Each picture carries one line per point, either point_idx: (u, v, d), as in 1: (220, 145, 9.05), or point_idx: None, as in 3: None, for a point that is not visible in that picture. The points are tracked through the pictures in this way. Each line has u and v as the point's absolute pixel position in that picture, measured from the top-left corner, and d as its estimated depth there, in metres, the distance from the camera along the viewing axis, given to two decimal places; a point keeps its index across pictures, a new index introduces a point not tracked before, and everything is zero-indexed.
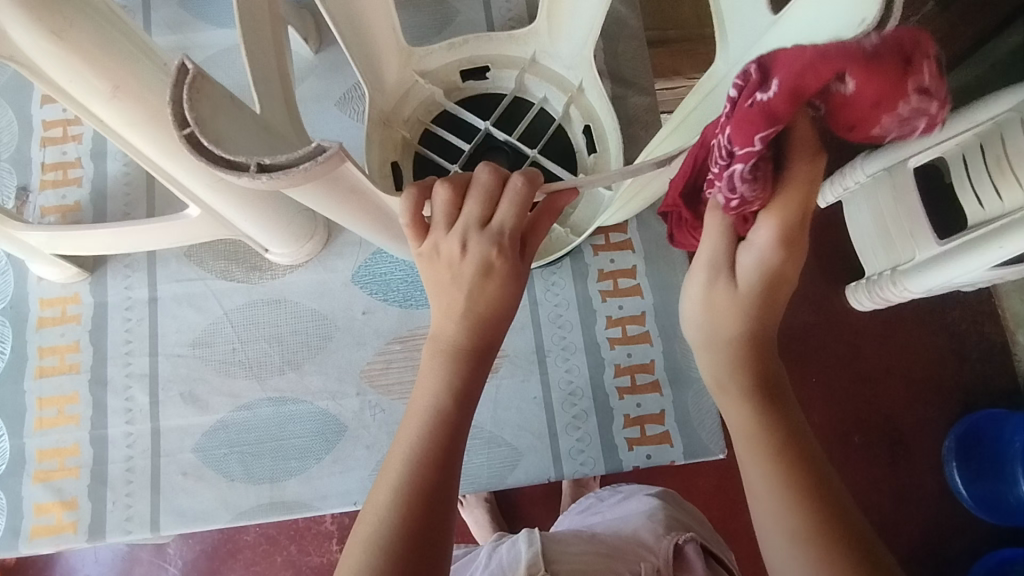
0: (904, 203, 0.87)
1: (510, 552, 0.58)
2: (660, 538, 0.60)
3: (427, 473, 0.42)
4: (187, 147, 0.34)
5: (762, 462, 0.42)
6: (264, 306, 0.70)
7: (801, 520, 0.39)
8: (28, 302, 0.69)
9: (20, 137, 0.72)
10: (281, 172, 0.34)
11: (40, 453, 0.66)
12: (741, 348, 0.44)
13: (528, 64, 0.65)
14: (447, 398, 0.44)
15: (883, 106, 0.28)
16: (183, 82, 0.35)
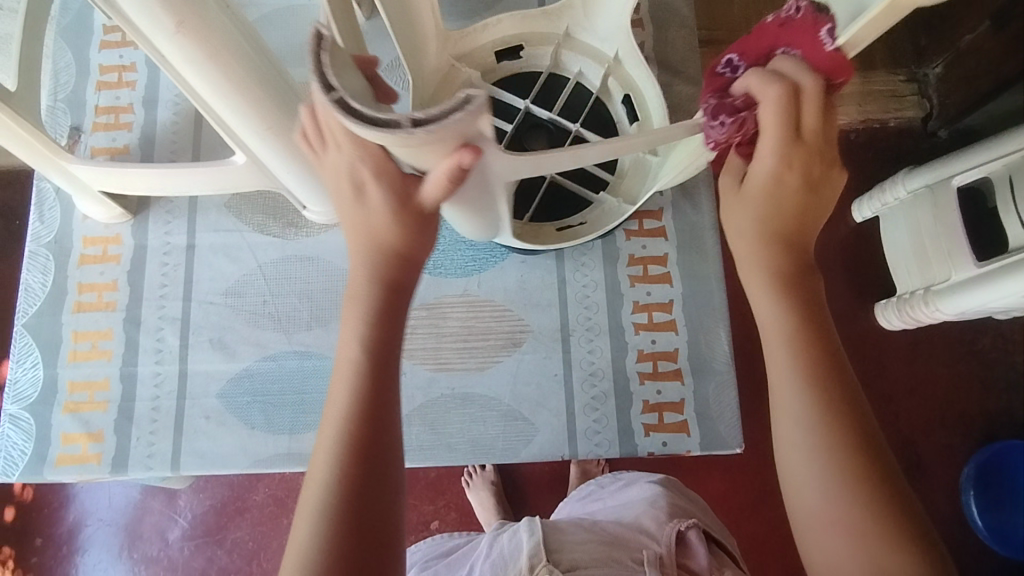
0: (945, 222, 0.86)
1: (512, 541, 0.59)
2: (662, 526, 0.60)
3: (362, 421, 0.43)
4: (340, 112, 0.34)
5: (796, 389, 0.44)
6: (297, 262, 0.71)
7: (812, 410, 0.43)
8: (72, 238, 0.71)
9: (77, 80, 0.75)
10: (436, 121, 0.34)
11: (72, 385, 0.67)
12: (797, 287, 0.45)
13: (564, 36, 0.65)
14: (363, 356, 0.45)
15: (795, 39, 0.42)
16: (319, 47, 0.34)
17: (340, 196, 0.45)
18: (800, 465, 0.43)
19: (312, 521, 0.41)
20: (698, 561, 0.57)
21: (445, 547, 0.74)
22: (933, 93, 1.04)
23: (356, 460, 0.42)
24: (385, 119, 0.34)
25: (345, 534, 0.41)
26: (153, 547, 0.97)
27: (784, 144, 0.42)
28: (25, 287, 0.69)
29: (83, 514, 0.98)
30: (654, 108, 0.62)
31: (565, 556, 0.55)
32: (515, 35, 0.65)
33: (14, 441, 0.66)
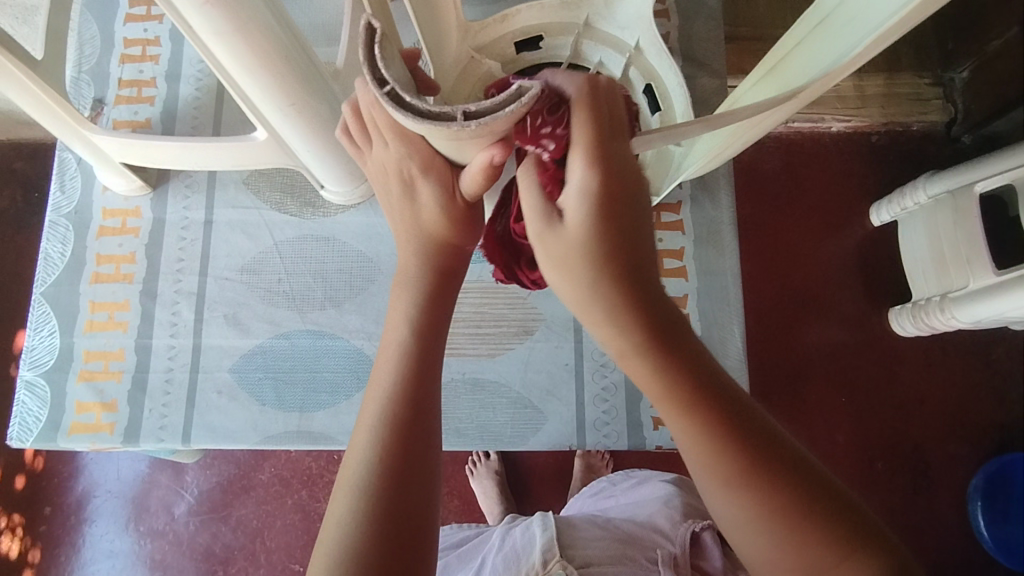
0: (964, 228, 0.85)
1: (525, 534, 0.59)
2: (677, 526, 0.60)
3: (406, 400, 0.43)
4: (393, 106, 0.34)
5: (694, 445, 0.40)
6: (313, 242, 0.71)
7: (718, 461, 0.40)
8: (91, 210, 0.71)
9: (101, 52, 0.75)
10: (491, 116, 0.34)
11: (87, 354, 0.68)
12: (657, 347, 0.38)
13: (585, 26, 0.63)
14: (412, 338, 0.45)
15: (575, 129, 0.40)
16: (373, 41, 0.33)
17: (387, 183, 0.46)
18: (727, 513, 0.41)
19: (352, 497, 0.40)
20: (712, 563, 0.57)
21: (457, 537, 0.75)
22: (959, 98, 1.03)
23: (401, 439, 0.42)
24: (442, 113, 0.34)
25: (385, 513, 0.40)
26: (159, 521, 0.98)
27: (598, 145, 0.37)
28: (44, 255, 0.70)
29: (93, 485, 0.99)
30: (677, 99, 0.62)
31: (579, 551, 0.55)
32: (533, 27, 0.63)
33: (29, 407, 0.67)
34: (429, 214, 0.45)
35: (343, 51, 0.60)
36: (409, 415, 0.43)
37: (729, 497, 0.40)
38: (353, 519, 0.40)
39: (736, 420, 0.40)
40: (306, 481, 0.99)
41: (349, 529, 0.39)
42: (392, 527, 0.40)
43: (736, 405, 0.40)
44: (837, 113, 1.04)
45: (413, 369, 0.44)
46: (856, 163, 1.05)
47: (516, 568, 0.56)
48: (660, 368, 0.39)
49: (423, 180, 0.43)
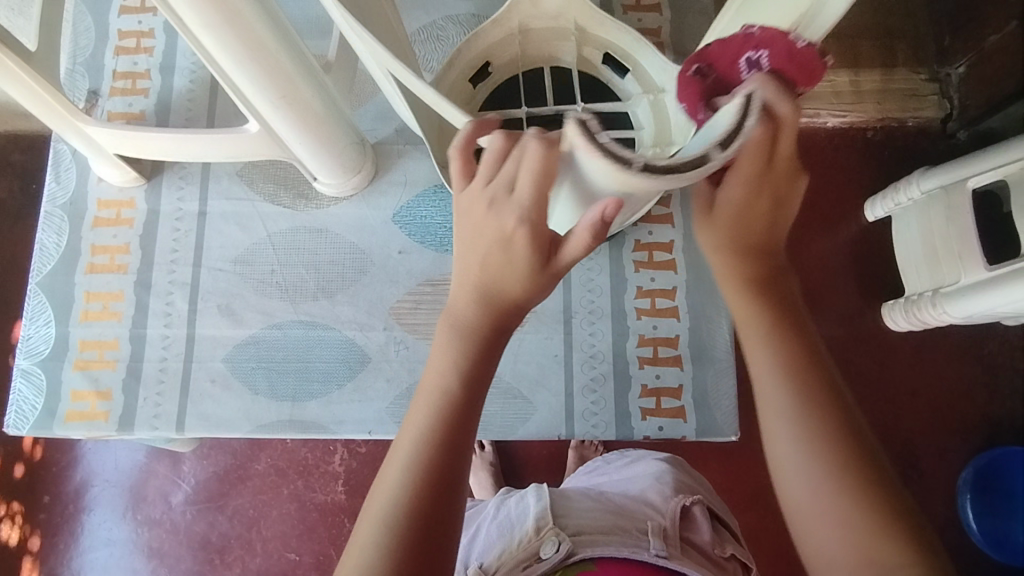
0: (957, 223, 0.86)
1: (520, 506, 0.61)
2: (667, 499, 0.61)
3: (439, 453, 0.44)
4: (648, 176, 0.35)
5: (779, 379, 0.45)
6: (306, 233, 0.72)
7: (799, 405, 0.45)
8: (86, 200, 0.72)
9: (96, 43, 0.75)
10: (741, 137, 0.35)
11: (83, 343, 0.69)
12: (754, 275, 0.48)
13: (520, 22, 0.58)
14: (456, 383, 0.46)
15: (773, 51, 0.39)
16: (590, 130, 0.36)
17: (469, 227, 0.45)
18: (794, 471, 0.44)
19: (380, 531, 0.42)
20: (701, 535, 0.58)
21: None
22: (955, 94, 1.03)
23: (437, 477, 0.43)
24: (698, 156, 0.35)
25: (408, 558, 0.41)
26: (156, 510, 1.00)
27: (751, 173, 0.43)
28: (40, 246, 0.71)
29: (91, 474, 1.00)
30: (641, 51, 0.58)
31: (571, 520, 0.57)
32: (476, 55, 0.59)
33: (26, 395, 0.68)
34: (507, 270, 0.45)
35: (334, 46, 0.62)
36: (446, 454, 0.44)
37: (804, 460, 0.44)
38: (384, 544, 0.41)
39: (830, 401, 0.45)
40: (302, 471, 1.00)
41: (379, 550, 0.41)
42: (415, 560, 0.41)
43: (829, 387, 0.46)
44: (832, 108, 1.05)
45: (452, 413, 0.45)
46: (852, 159, 1.05)
47: (510, 537, 0.58)
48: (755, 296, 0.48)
49: (519, 238, 0.43)
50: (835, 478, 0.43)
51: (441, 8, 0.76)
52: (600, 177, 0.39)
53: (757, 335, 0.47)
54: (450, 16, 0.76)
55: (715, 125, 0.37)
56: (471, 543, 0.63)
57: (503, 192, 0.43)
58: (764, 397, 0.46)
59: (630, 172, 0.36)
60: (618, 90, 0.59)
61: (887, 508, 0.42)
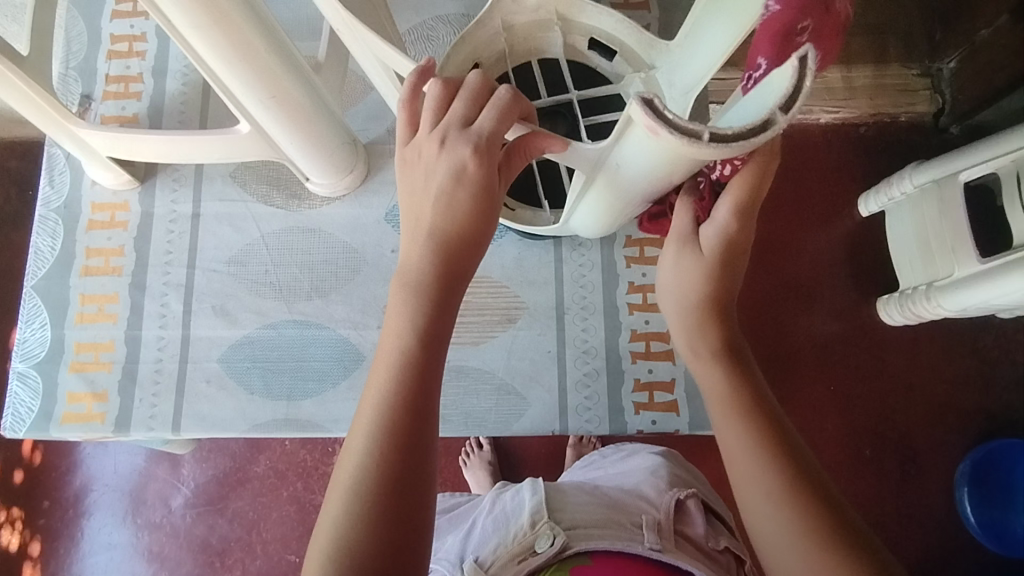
0: (950, 217, 0.87)
1: (515, 499, 0.61)
2: (662, 494, 0.61)
3: (402, 416, 0.44)
4: (721, 147, 0.38)
5: (738, 428, 0.52)
6: (300, 233, 0.72)
7: (764, 455, 0.50)
8: (81, 204, 0.72)
9: (89, 48, 0.76)
10: (803, 98, 0.37)
11: (78, 345, 0.69)
12: (715, 342, 0.55)
13: (503, 18, 0.57)
14: (412, 345, 0.46)
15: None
16: (660, 108, 0.39)
17: (414, 173, 0.48)
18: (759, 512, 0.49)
19: (343, 497, 0.43)
20: (696, 529, 0.59)
21: (448, 504, 0.77)
22: (947, 88, 1.03)
23: (396, 441, 0.44)
24: (762, 120, 0.37)
25: (379, 519, 0.42)
26: (156, 513, 1.00)
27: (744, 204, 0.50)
28: (35, 249, 0.71)
29: (91, 479, 1.01)
30: (624, 32, 0.58)
31: (566, 515, 0.57)
32: (465, 60, 0.57)
33: (22, 398, 0.68)
34: (455, 203, 0.47)
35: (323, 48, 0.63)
36: (405, 421, 0.44)
37: (767, 500, 0.49)
38: (351, 515, 0.42)
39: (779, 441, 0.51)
40: (301, 473, 1.01)
41: (346, 519, 0.42)
42: (388, 518, 0.42)
43: (782, 427, 0.52)
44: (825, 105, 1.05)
45: (410, 381, 0.45)
46: (844, 153, 1.06)
47: (506, 530, 0.58)
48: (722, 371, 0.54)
49: (471, 168, 0.46)
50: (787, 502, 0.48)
51: (431, 8, 0.76)
52: (669, 150, 0.41)
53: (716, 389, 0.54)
54: (440, 17, 0.76)
55: (772, 88, 0.38)
56: (466, 536, 0.63)
57: (454, 128, 0.46)
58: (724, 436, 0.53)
59: (698, 143, 0.38)
60: (607, 73, 0.60)
61: (834, 514, 0.48)
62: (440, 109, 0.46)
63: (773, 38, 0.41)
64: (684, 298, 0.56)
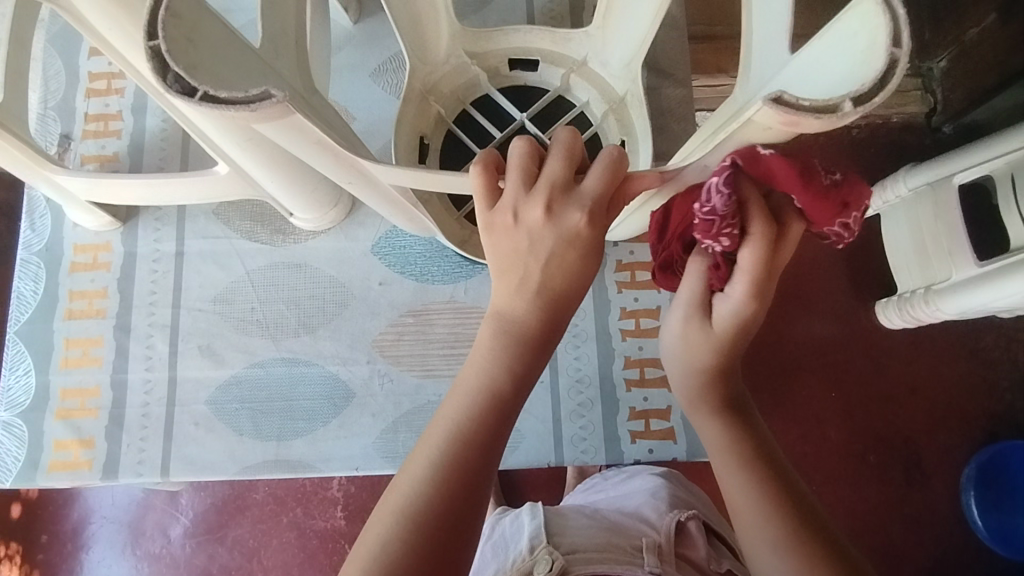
0: (945, 219, 0.85)
1: (515, 525, 0.60)
2: (662, 515, 0.59)
3: (471, 451, 0.42)
4: (869, 109, 0.32)
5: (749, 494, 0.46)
6: (286, 269, 0.71)
7: (779, 522, 0.45)
8: (62, 246, 0.71)
9: (67, 86, 0.75)
10: (907, 22, 0.31)
11: (64, 391, 0.68)
12: (720, 397, 0.49)
13: (423, 87, 0.62)
14: (493, 384, 0.43)
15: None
16: (784, 104, 0.33)
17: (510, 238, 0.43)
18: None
19: (393, 521, 0.40)
20: (698, 551, 0.56)
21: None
22: (938, 88, 1.02)
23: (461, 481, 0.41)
24: (887, 63, 0.31)
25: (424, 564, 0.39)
26: (155, 545, 0.99)
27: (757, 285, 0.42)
28: (17, 294, 0.70)
29: (88, 512, 0.99)
30: (537, 42, 0.64)
31: (565, 539, 0.55)
32: (413, 129, 0.61)
33: (8, 447, 0.67)
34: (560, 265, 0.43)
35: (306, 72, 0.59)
36: (471, 454, 0.42)
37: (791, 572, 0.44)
38: (407, 525, 0.39)
39: (790, 498, 0.46)
40: (300, 499, 1.00)
41: (395, 535, 0.39)
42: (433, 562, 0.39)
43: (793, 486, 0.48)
44: None
45: (485, 419, 0.43)
46: (836, 160, 1.05)
47: (505, 556, 0.56)
48: (733, 432, 0.49)
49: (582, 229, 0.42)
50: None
51: None
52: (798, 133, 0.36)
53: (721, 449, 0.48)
54: None
55: (862, 31, 0.33)
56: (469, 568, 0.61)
57: (558, 191, 0.41)
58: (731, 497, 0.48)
59: (843, 116, 0.32)
60: (541, 83, 0.65)
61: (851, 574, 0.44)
62: (528, 172, 0.42)
63: None
64: (689, 361, 0.49)
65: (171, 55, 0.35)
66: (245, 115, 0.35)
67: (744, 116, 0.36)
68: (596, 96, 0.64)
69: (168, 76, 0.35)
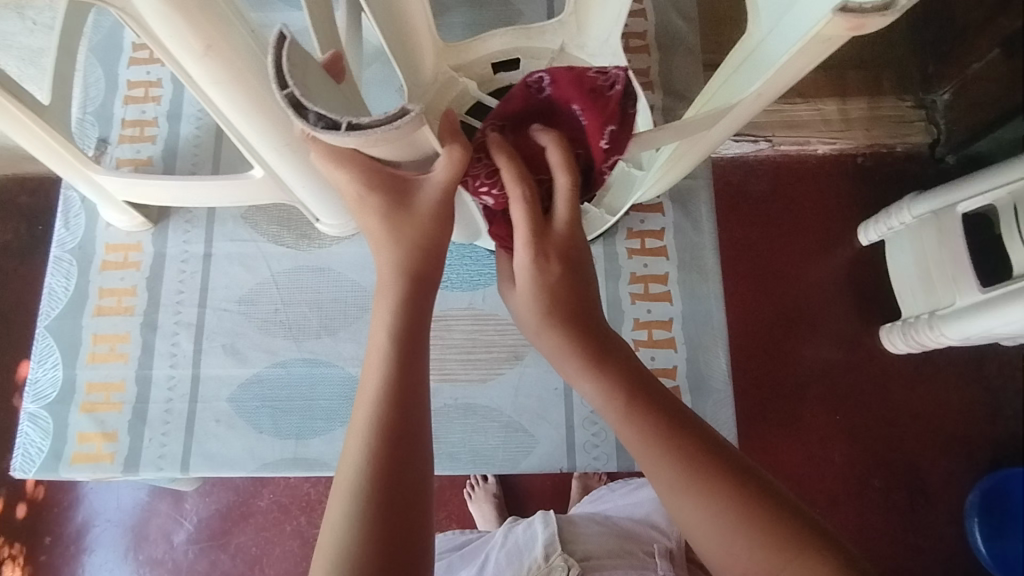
0: (949, 246, 0.88)
1: (527, 534, 0.59)
2: (672, 521, 0.60)
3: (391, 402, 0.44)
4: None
5: (647, 453, 0.44)
6: (310, 272, 0.73)
7: (685, 478, 0.43)
8: (95, 245, 0.74)
9: (106, 94, 0.78)
10: None
11: (89, 385, 0.70)
12: (588, 349, 0.48)
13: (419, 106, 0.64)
14: (387, 390, 0.45)
15: (586, 104, 0.47)
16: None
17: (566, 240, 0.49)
18: (687, 517, 0.43)
19: (348, 491, 0.42)
20: None
21: (455, 543, 0.72)
22: (941, 120, 1.05)
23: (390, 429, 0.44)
24: None
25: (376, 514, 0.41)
26: (158, 550, 0.98)
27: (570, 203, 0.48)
28: (49, 290, 0.72)
29: (92, 515, 0.99)
30: (513, 40, 0.67)
31: (579, 546, 0.57)
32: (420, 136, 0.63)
33: (32, 439, 0.68)
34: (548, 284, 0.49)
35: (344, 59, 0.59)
36: (390, 406, 0.45)
37: (700, 513, 0.42)
38: (346, 525, 0.41)
39: (696, 442, 0.44)
40: (305, 507, 1.00)
41: (349, 523, 0.41)
42: (386, 513, 0.42)
43: (698, 436, 0.45)
44: (821, 136, 1.06)
45: (388, 424, 0.44)
46: (842, 188, 1.07)
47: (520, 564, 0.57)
48: (604, 379, 0.47)
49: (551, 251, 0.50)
50: (733, 520, 0.41)
51: None
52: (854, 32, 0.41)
53: (610, 404, 0.46)
54: None
55: None
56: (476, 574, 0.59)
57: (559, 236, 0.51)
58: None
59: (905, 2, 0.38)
60: None
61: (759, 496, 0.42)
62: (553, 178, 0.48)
63: (577, 89, 0.47)
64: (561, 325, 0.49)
65: (305, 98, 0.38)
66: (388, 133, 0.40)
67: (777, 63, 0.45)
68: None
69: (311, 115, 0.38)
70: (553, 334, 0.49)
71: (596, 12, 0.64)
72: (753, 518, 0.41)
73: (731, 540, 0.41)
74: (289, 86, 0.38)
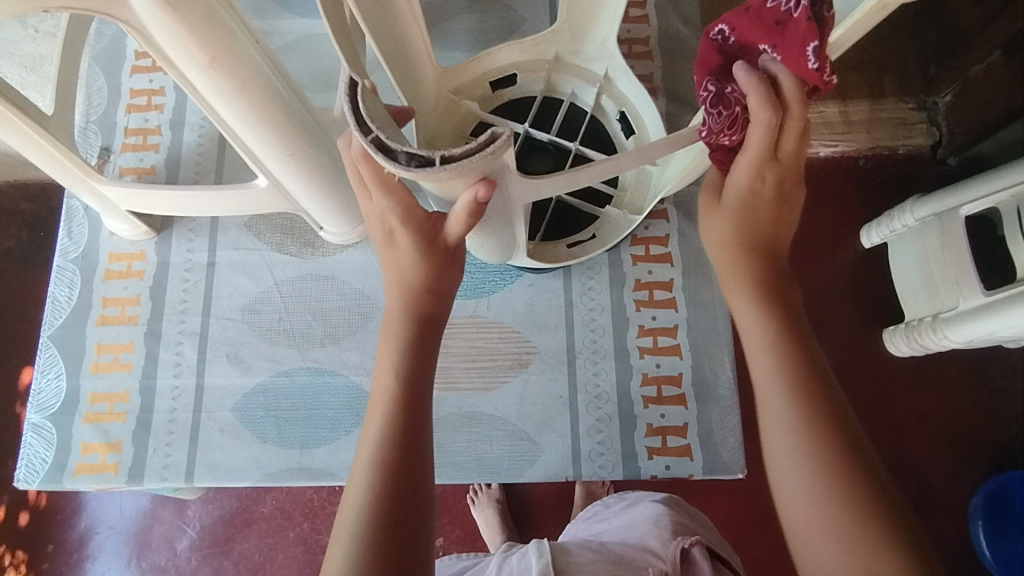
0: (952, 249, 0.87)
1: (521, 564, 0.59)
2: (666, 543, 0.58)
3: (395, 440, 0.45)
4: None
5: (773, 380, 0.46)
6: (313, 280, 0.73)
7: (800, 415, 0.44)
8: (98, 254, 0.73)
9: (109, 102, 0.78)
10: None
11: (93, 396, 0.70)
12: (754, 271, 0.49)
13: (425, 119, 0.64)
14: (389, 433, 0.46)
15: (782, 31, 0.41)
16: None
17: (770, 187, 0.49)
18: (780, 447, 0.44)
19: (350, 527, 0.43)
20: None
21: (454, 567, 0.71)
22: (943, 122, 1.05)
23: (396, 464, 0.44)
24: None
25: (380, 550, 0.42)
26: (161, 557, 0.98)
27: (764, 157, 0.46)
28: (53, 300, 0.72)
29: (95, 522, 0.99)
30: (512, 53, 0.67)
31: None
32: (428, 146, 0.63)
33: (36, 449, 0.68)
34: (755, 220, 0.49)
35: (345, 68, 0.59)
36: (395, 439, 0.46)
37: (794, 446, 0.44)
38: (346, 564, 0.41)
39: (825, 394, 0.45)
40: (308, 513, 0.99)
41: (352, 558, 0.41)
42: (390, 544, 0.42)
43: (817, 379, 0.46)
44: (824, 139, 1.06)
45: (392, 462, 0.44)
46: (845, 192, 1.06)
47: None
48: (773, 316, 0.48)
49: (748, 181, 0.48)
50: (820, 466, 0.43)
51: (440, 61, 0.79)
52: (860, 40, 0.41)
53: (758, 336, 0.47)
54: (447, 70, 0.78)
55: None
56: None
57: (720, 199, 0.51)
58: (758, 374, 0.47)
59: None
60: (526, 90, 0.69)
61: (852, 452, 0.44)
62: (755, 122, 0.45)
63: (758, 25, 0.42)
64: (739, 240, 0.50)
65: (392, 141, 0.39)
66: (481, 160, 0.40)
67: None
68: (581, 84, 0.68)
69: (403, 156, 0.39)
70: (733, 264, 0.50)
71: (599, 19, 0.64)
72: (839, 468, 0.43)
73: (812, 481, 0.43)
74: (372, 132, 0.39)
